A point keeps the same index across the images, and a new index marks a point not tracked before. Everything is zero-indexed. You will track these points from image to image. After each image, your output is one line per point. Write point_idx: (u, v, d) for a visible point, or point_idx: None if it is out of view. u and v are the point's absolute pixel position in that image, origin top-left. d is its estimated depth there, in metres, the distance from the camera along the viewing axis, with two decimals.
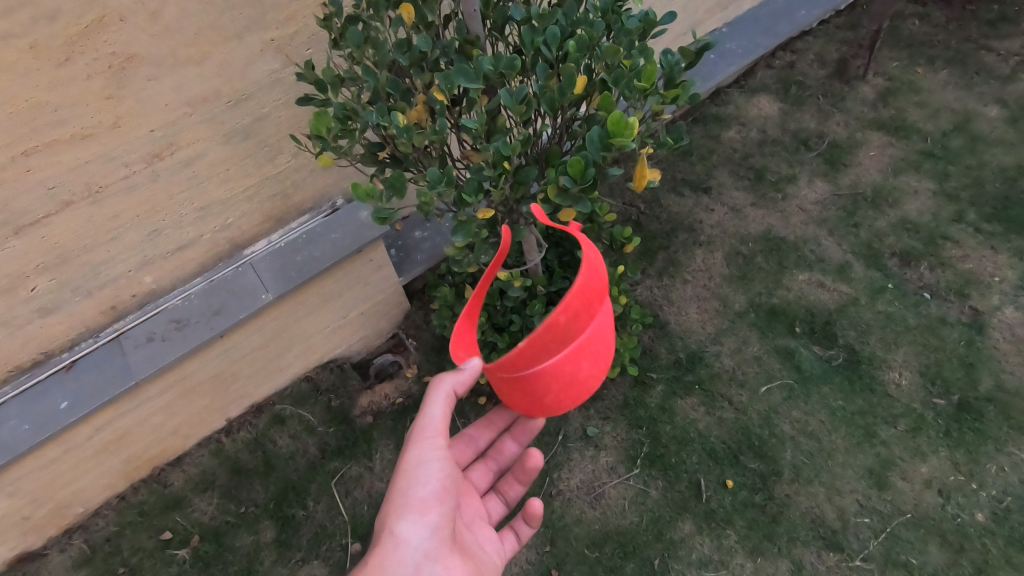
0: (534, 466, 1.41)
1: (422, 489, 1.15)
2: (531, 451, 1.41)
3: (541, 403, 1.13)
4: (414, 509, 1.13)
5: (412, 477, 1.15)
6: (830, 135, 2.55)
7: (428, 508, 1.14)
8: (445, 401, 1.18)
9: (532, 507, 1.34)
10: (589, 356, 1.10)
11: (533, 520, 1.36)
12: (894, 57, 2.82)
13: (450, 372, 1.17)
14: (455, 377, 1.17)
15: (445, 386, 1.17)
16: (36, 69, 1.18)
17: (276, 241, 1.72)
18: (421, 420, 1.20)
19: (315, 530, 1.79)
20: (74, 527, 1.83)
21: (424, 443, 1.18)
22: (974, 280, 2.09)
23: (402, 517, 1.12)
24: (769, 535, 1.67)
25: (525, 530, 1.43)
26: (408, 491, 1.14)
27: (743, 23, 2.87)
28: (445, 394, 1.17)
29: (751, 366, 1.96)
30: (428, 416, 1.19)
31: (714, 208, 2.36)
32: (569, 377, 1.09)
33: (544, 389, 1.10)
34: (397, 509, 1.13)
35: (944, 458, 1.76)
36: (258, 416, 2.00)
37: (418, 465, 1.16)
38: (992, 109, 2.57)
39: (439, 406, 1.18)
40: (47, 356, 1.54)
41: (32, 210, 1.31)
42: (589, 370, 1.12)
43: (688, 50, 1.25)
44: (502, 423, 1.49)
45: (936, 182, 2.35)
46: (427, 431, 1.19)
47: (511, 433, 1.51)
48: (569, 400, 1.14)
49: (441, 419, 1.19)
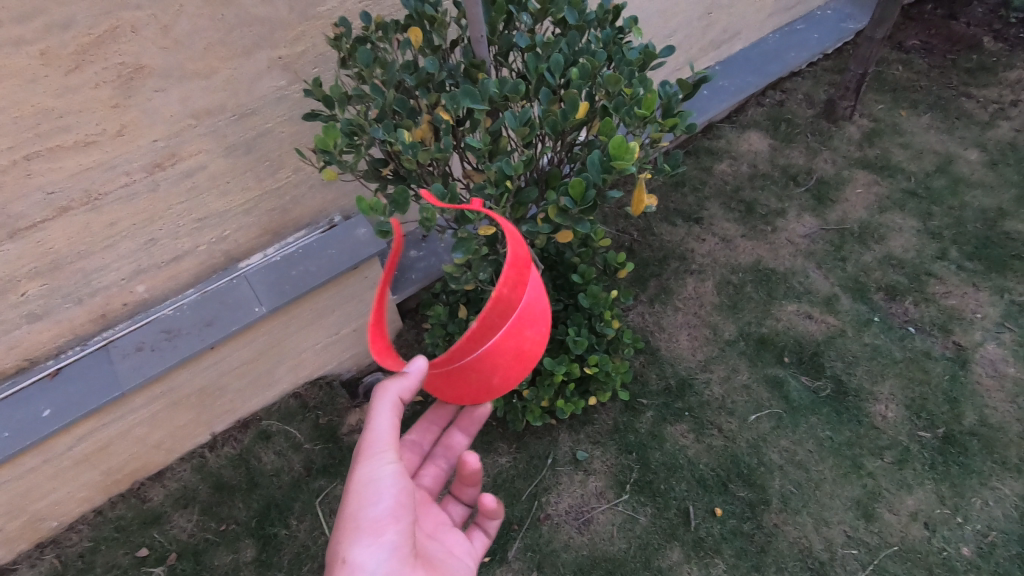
0: (473, 471, 1.33)
1: (374, 508, 1.09)
2: (465, 455, 1.32)
3: (487, 387, 1.11)
4: (368, 533, 1.07)
5: (362, 498, 1.09)
6: (818, 171, 2.63)
7: (382, 528, 1.08)
8: (391, 413, 1.13)
9: (484, 502, 1.32)
10: (531, 323, 1.09)
11: (490, 514, 1.34)
12: (879, 100, 2.93)
13: (395, 380, 1.12)
14: (401, 384, 1.12)
15: (390, 394, 1.12)
16: (45, 76, 1.19)
17: (271, 255, 1.72)
18: (369, 436, 1.13)
19: (297, 550, 1.75)
20: (46, 542, 1.77)
21: (374, 460, 1.11)
22: (957, 316, 2.14)
23: (356, 543, 1.06)
24: (757, 565, 1.66)
25: (492, 525, 1.42)
26: (359, 514, 1.08)
27: (735, 62, 2.98)
28: (392, 402, 1.12)
29: (740, 394, 1.97)
30: (375, 431, 1.13)
31: (705, 238, 2.40)
32: (515, 351, 1.08)
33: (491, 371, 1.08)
34: (350, 535, 1.07)
35: (930, 491, 1.77)
36: (243, 432, 1.98)
37: (368, 483, 1.10)
38: (972, 153, 2.67)
39: (386, 418, 1.12)
40: (31, 363, 1.51)
41: (29, 214, 1.30)
42: (534, 338, 1.10)
43: (686, 83, 1.30)
44: (443, 419, 1.48)
45: (919, 220, 2.42)
46: (376, 448, 1.12)
47: (459, 426, 1.48)
48: (517, 374, 1.12)
49: (390, 431, 1.13)
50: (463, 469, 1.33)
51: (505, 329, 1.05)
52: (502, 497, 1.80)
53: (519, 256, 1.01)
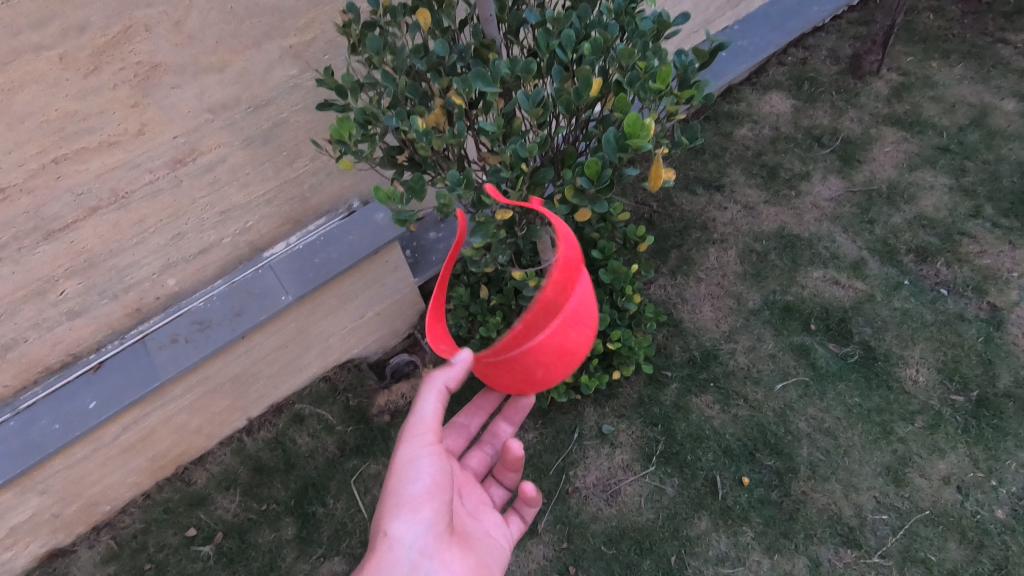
0: (517, 457, 1.37)
1: (413, 486, 1.14)
2: (509, 442, 1.36)
3: (531, 377, 1.18)
4: (406, 508, 1.13)
5: (403, 477, 1.16)
6: (844, 132, 2.54)
7: (420, 505, 1.13)
8: (435, 396, 1.20)
9: (525, 489, 1.35)
10: (577, 326, 1.15)
11: (529, 501, 1.37)
12: (908, 52, 2.80)
13: (441, 369, 1.19)
14: (449, 372, 1.20)
15: (438, 380, 1.19)
16: (66, 80, 1.21)
17: (294, 243, 1.75)
18: (413, 418, 1.21)
19: (335, 527, 1.82)
20: (101, 525, 1.87)
21: (416, 440, 1.19)
22: (991, 276, 2.07)
23: (396, 517, 1.12)
24: (787, 532, 1.67)
25: (530, 511, 1.45)
26: (401, 491, 1.15)
27: (755, 20, 2.87)
28: (439, 389, 1.19)
29: (766, 363, 1.96)
30: (419, 413, 1.20)
31: (727, 206, 2.36)
32: (560, 348, 1.15)
33: (533, 362, 1.15)
34: (392, 509, 1.13)
35: (963, 454, 1.76)
36: (278, 415, 2.04)
37: (408, 463, 1.17)
38: (1008, 103, 2.55)
39: (431, 402, 1.19)
40: (75, 358, 1.58)
41: (61, 216, 1.34)
42: (577, 339, 1.16)
43: (702, 51, 1.26)
44: (490, 407, 1.50)
45: (952, 177, 2.33)
46: (418, 429, 1.19)
47: (503, 416, 1.52)
48: (559, 371, 1.19)
49: (433, 415, 1.21)
50: (507, 454, 1.37)
51: (551, 327, 1.13)
52: (531, 472, 1.84)
53: (568, 260, 1.09)
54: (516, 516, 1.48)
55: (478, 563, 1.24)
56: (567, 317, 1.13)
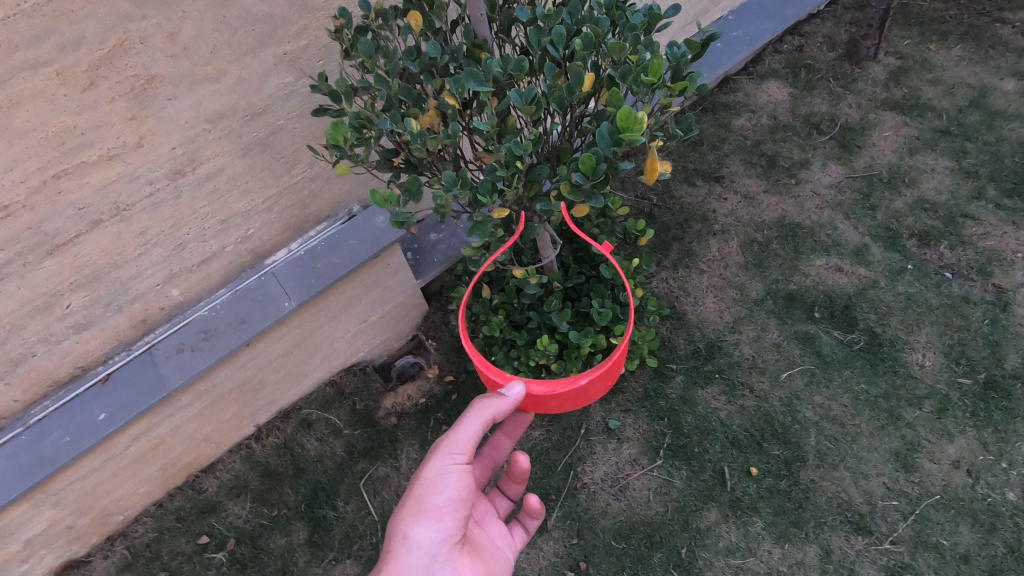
0: (523, 469, 1.38)
1: (439, 496, 1.16)
2: (516, 454, 1.36)
3: (543, 405, 1.29)
4: (429, 514, 1.14)
5: (430, 486, 1.16)
6: (842, 118, 2.53)
7: (443, 514, 1.15)
8: (479, 422, 1.19)
9: (530, 501, 1.38)
10: (601, 379, 1.27)
11: (533, 515, 1.40)
12: (905, 35, 2.78)
13: (492, 398, 1.19)
14: (499, 403, 1.19)
15: (486, 409, 1.19)
16: (63, 96, 1.22)
17: (295, 249, 1.76)
18: (451, 435, 1.20)
19: (346, 530, 1.83)
20: (115, 535, 1.89)
21: (447, 455, 1.19)
22: (996, 257, 2.06)
23: (417, 521, 1.14)
24: (796, 521, 1.67)
25: (533, 522, 1.46)
26: (425, 498, 1.15)
27: (749, 9, 2.85)
28: (485, 417, 1.19)
29: (771, 353, 1.96)
30: (459, 433, 1.20)
31: (727, 197, 2.35)
32: (581, 395, 1.27)
33: (557, 399, 1.26)
34: (414, 513, 1.14)
35: (972, 437, 1.75)
36: (286, 421, 2.06)
37: (437, 475, 1.17)
38: (1008, 83, 2.53)
39: (473, 426, 1.19)
40: (83, 370, 1.60)
41: (64, 230, 1.36)
42: (596, 388, 1.28)
43: (694, 41, 1.24)
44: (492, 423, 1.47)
45: (953, 159, 2.32)
46: (453, 446, 1.19)
47: (504, 432, 1.48)
48: (571, 405, 1.30)
49: (472, 438, 1.20)
50: (513, 466, 1.38)
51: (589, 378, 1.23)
52: (538, 469, 1.84)
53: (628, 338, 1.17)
54: (519, 526, 1.48)
55: (487, 571, 1.24)
56: (600, 372, 1.24)
